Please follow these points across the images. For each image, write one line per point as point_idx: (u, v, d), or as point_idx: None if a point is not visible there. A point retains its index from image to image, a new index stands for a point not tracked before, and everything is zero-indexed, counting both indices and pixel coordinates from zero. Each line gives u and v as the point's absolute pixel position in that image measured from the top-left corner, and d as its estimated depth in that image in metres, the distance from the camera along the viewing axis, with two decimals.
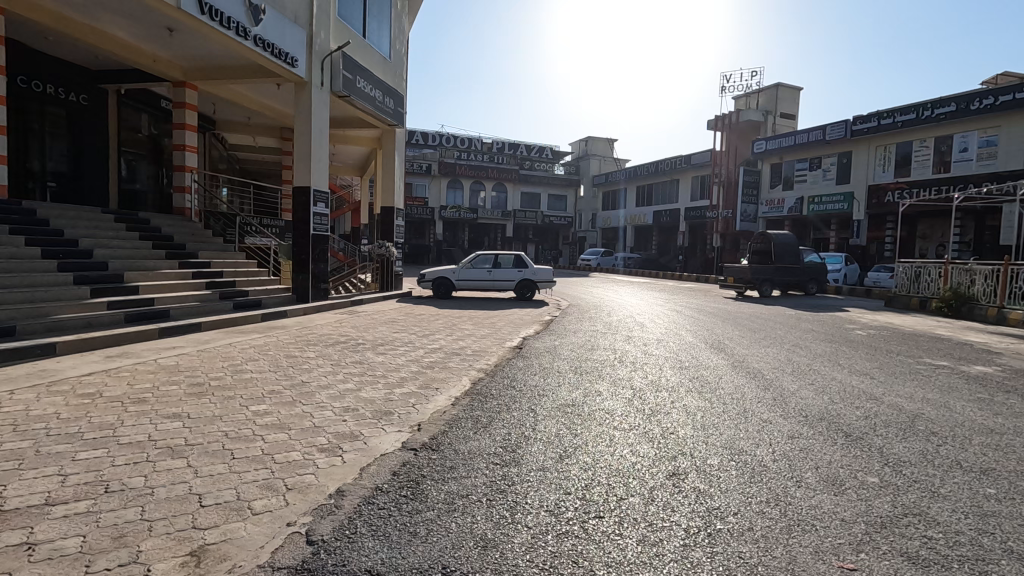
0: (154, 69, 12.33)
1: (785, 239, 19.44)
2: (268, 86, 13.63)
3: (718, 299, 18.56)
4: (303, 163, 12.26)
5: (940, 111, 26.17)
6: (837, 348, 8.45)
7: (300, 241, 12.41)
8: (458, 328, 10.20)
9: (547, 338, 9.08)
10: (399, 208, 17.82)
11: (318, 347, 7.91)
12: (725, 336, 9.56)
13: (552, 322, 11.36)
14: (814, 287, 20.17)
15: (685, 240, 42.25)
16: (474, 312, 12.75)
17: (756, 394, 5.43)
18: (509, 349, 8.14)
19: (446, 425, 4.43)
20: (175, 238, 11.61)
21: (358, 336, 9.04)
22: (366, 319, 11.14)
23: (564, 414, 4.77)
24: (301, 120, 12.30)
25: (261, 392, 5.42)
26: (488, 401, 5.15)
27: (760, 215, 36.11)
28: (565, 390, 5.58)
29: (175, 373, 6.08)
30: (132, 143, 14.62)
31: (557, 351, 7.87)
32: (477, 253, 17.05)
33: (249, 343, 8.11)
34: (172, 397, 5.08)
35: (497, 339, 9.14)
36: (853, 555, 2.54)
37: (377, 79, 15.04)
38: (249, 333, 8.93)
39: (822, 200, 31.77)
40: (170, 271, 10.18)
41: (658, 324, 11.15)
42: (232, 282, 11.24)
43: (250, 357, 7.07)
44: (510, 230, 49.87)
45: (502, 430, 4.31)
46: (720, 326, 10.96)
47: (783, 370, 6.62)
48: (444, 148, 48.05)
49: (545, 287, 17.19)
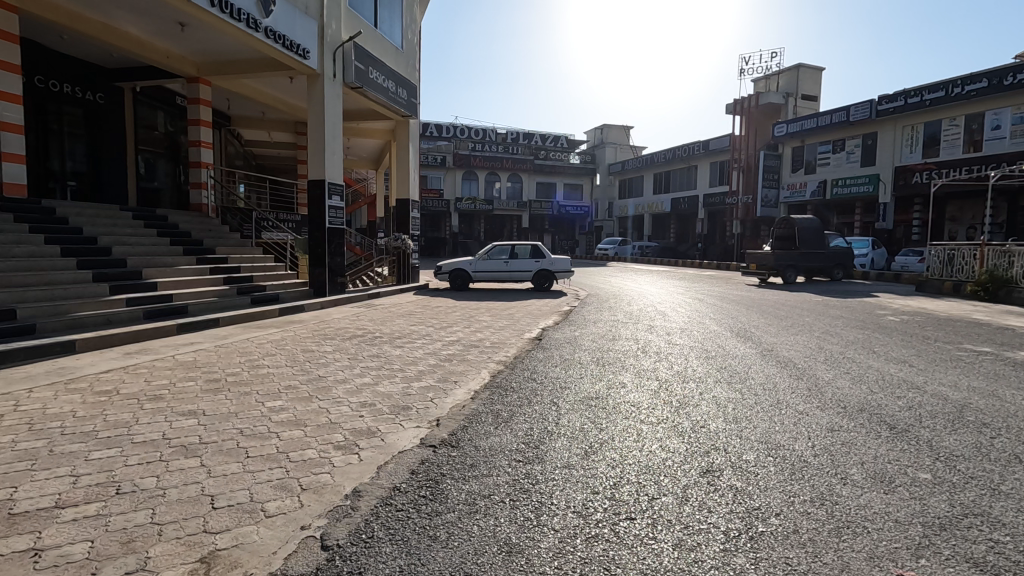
0: (168, 65, 12.33)
1: (809, 224, 18.88)
2: (280, 79, 13.54)
3: (741, 286, 18.14)
4: (317, 156, 12.17)
5: (971, 87, 25.23)
6: (869, 334, 8.10)
7: (316, 235, 12.35)
8: (476, 320, 10.05)
9: (567, 329, 8.88)
10: (415, 200, 17.69)
11: (335, 341, 7.83)
12: (751, 324, 9.27)
13: (571, 313, 11.15)
14: (840, 273, 19.62)
15: (704, 227, 41.56)
16: (492, 304, 12.59)
17: (790, 384, 5.18)
18: (528, 340, 7.96)
19: (466, 421, 4.27)
20: (193, 234, 11.63)
21: (376, 329, 8.94)
22: (384, 312, 11.05)
23: (588, 407, 4.58)
24: (313, 113, 12.19)
25: (277, 387, 5.32)
26: (509, 395, 4.98)
27: (781, 200, 35.11)
28: (587, 383, 5.39)
29: (192, 369, 6.02)
30: (149, 141, 14.71)
31: (578, 342, 7.68)
32: (494, 244, 16.86)
33: (267, 338, 8.06)
34: (188, 394, 5.00)
35: (516, 330, 8.97)
36: (913, 562, 2.32)
37: (389, 69, 14.86)
38: (266, 328, 8.88)
39: (845, 182, 30.88)
40: (188, 267, 10.18)
41: (681, 313, 10.86)
42: (249, 277, 11.22)
43: (267, 352, 7.00)
44: (526, 221, 49.60)
45: (524, 425, 4.14)
46: (746, 314, 10.64)
47: (816, 359, 6.34)
48: (458, 140, 47.79)
49: (563, 277, 16.97)
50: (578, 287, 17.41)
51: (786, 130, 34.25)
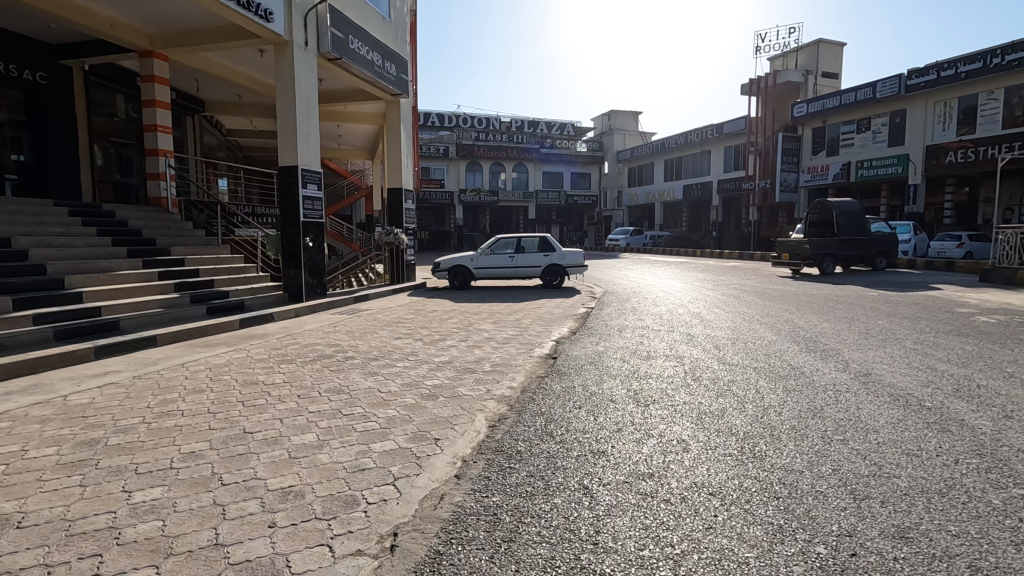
0: (115, 36, 10.56)
1: (849, 208, 16.96)
2: (248, 52, 11.79)
3: (773, 278, 16.29)
4: (289, 139, 10.45)
5: (1014, 56, 23.03)
6: (978, 344, 6.33)
7: (290, 231, 10.64)
8: (476, 330, 8.31)
9: (586, 342, 7.13)
10: (409, 189, 15.94)
11: (292, 367, 6.12)
12: (816, 330, 7.46)
13: (589, 317, 9.44)
14: (883, 262, 17.68)
15: (718, 215, 39.50)
16: (495, 307, 10.87)
17: (944, 445, 3.40)
18: (539, 361, 6.20)
19: (440, 540, 2.55)
20: (144, 233, 9.94)
21: (349, 346, 7.22)
22: (367, 321, 9.35)
23: (644, 503, 2.82)
24: (283, 87, 10.43)
25: (174, 458, 3.59)
26: (514, 471, 3.24)
27: (801, 184, 33.02)
28: (630, 443, 3.63)
29: (71, 423, 4.30)
30: (106, 128, 12.99)
31: (604, 363, 5.92)
32: (498, 237, 15.12)
33: (208, 363, 6.36)
34: (27, 476, 3.30)
35: (524, 344, 7.23)
36: None
37: (374, 40, 13.06)
38: (215, 346, 7.21)
39: (872, 163, 28.72)
40: (130, 271, 8.52)
41: (723, 316, 9.05)
42: (209, 281, 9.53)
43: (195, 388, 5.29)
44: (532, 212, 47.77)
45: (539, 553, 2.40)
46: (803, 316, 8.81)
47: (942, 390, 4.56)
48: (460, 129, 45.95)
49: (575, 273, 15.20)
50: (593, 283, 15.63)
51: (806, 110, 32.09)
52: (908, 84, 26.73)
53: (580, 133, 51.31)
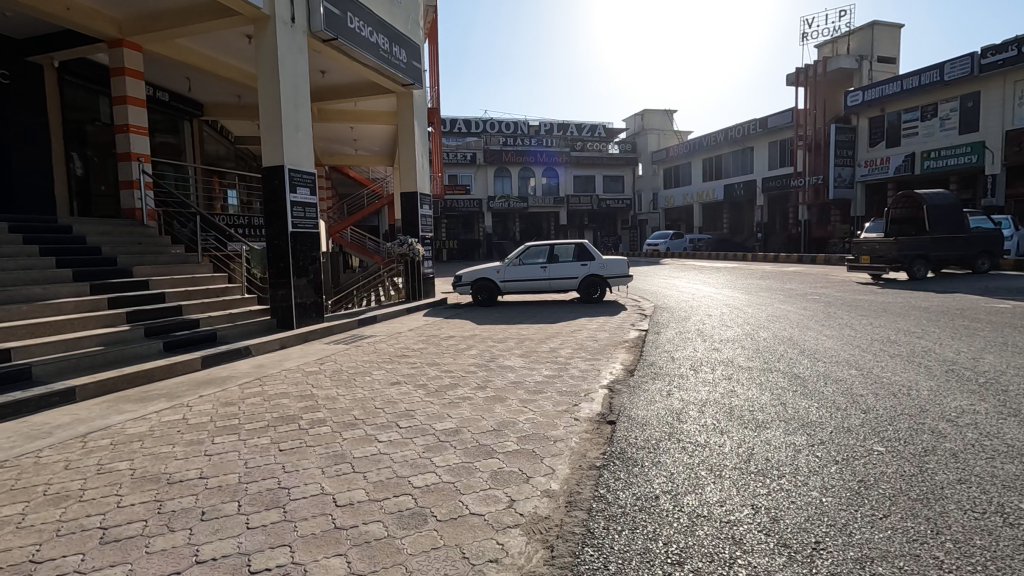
0: (76, 22, 8.92)
1: (944, 201, 14.31)
2: (232, 36, 10.15)
3: (853, 286, 13.78)
4: (275, 135, 8.74)
5: None
6: None
7: (277, 244, 8.81)
8: (499, 370, 6.26)
9: (653, 393, 4.98)
10: (425, 193, 14.05)
11: (228, 442, 4.20)
12: (986, 371, 5.12)
13: (646, 345, 7.32)
14: (985, 263, 14.91)
15: (764, 215, 36.54)
16: (525, 332, 8.83)
17: None
18: (591, 430, 4.14)
19: None
20: (105, 252, 8.31)
21: (324, 400, 5.28)
22: (363, 355, 7.44)
23: None
24: (266, 72, 8.72)
25: None
26: None
27: (857, 179, 29.70)
28: None
29: None
30: (85, 134, 11.45)
31: (690, 439, 3.81)
32: (528, 246, 13.09)
33: (118, 434, 4.50)
34: None
35: (566, 394, 5.13)
36: None
37: (380, 20, 11.31)
38: (152, 401, 5.40)
39: (940, 153, 25.38)
40: (68, 300, 6.86)
41: (826, 344, 6.77)
42: (175, 308, 7.85)
43: (59, 493, 3.41)
44: (563, 217, 45.77)
45: None
46: (943, 342, 6.44)
47: None
48: (488, 135, 44.11)
49: (618, 284, 13.06)
50: (638, 295, 13.47)
51: (862, 98, 28.66)
52: (983, 63, 23.47)
53: (612, 135, 48.74)
